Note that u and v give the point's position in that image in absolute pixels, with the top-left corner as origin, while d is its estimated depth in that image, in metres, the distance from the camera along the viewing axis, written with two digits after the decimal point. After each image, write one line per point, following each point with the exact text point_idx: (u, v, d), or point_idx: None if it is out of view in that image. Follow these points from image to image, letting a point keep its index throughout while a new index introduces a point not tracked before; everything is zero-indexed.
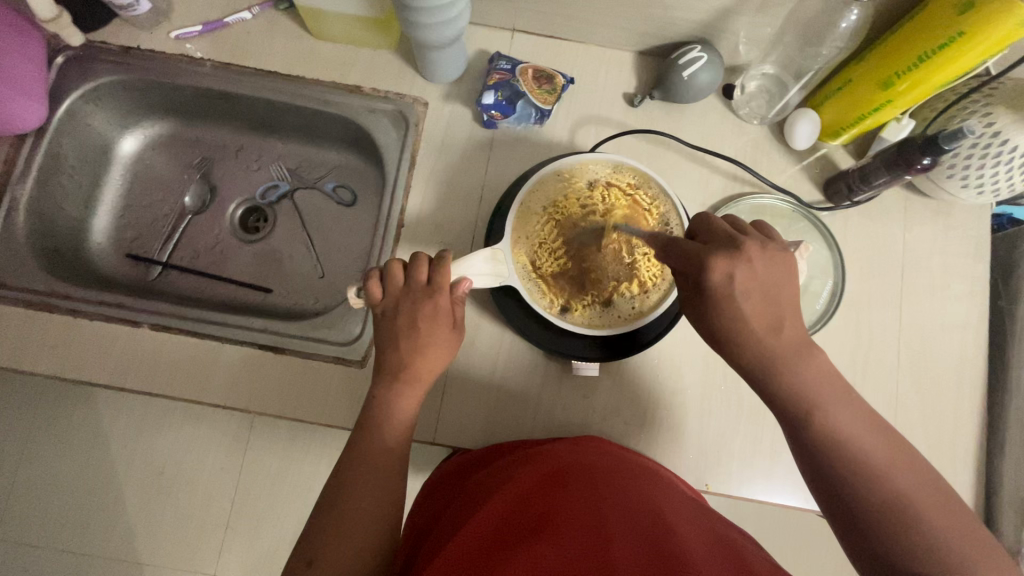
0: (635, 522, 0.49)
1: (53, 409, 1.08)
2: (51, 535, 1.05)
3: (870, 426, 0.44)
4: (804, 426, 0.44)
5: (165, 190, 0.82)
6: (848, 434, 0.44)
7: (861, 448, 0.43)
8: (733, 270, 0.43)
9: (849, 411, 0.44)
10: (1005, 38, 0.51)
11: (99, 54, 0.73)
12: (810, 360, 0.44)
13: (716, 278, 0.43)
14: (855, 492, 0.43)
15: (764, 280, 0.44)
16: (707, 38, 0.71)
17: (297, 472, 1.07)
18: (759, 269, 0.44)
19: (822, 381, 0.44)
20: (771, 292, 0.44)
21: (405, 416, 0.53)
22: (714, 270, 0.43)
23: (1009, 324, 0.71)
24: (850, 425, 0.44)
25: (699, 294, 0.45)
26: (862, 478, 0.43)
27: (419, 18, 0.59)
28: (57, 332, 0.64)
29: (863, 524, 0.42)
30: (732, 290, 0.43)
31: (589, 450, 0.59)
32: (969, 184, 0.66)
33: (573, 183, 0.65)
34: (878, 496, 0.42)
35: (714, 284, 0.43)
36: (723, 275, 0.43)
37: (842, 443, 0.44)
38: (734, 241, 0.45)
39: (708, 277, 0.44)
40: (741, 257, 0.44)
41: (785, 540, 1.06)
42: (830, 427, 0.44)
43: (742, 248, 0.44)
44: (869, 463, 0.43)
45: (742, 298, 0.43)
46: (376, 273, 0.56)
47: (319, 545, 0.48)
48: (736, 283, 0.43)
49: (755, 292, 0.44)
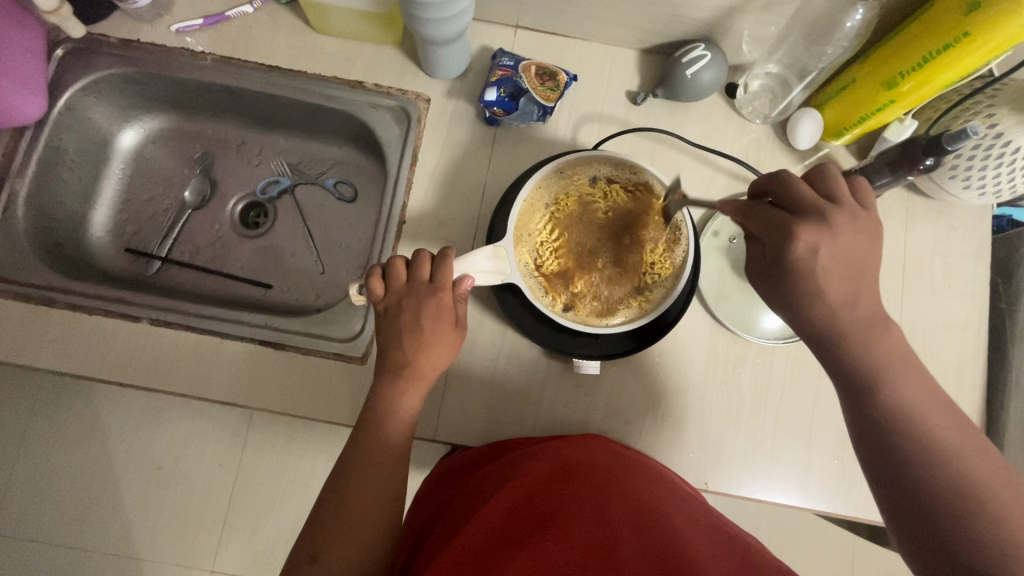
0: (637, 525, 0.49)
1: (50, 404, 1.08)
2: (48, 530, 1.04)
3: (938, 405, 0.44)
4: (868, 405, 0.45)
5: (165, 184, 0.81)
6: (913, 413, 0.44)
7: (925, 426, 0.44)
8: (819, 242, 0.44)
9: (919, 394, 0.44)
10: (1010, 39, 0.51)
11: (98, 47, 0.72)
12: (881, 335, 0.45)
13: (800, 248, 0.44)
14: (918, 473, 0.43)
15: (846, 248, 0.44)
16: (711, 37, 0.70)
17: (296, 468, 1.07)
18: (844, 239, 0.44)
19: (885, 356, 0.44)
20: (848, 262, 0.44)
21: (408, 415, 0.53)
22: (799, 240, 0.44)
23: (1009, 324, 0.72)
24: (914, 403, 0.44)
25: (778, 261, 0.46)
26: (925, 463, 0.43)
27: (422, 14, 0.59)
28: (57, 326, 0.64)
29: (926, 508, 0.42)
30: (815, 260, 0.44)
31: (593, 449, 0.58)
32: (972, 185, 0.66)
33: (575, 180, 0.65)
34: (938, 479, 0.42)
35: (796, 257, 0.44)
36: (806, 249, 0.44)
37: (908, 421, 0.44)
38: (823, 210, 0.44)
39: (791, 250, 0.44)
40: (829, 228, 0.44)
41: (784, 539, 1.07)
42: (898, 405, 0.44)
43: (831, 217, 0.44)
44: (935, 444, 0.43)
45: (823, 272, 0.44)
46: (379, 269, 0.56)
47: (322, 542, 0.48)
48: (818, 249, 0.44)
49: (836, 265, 0.44)
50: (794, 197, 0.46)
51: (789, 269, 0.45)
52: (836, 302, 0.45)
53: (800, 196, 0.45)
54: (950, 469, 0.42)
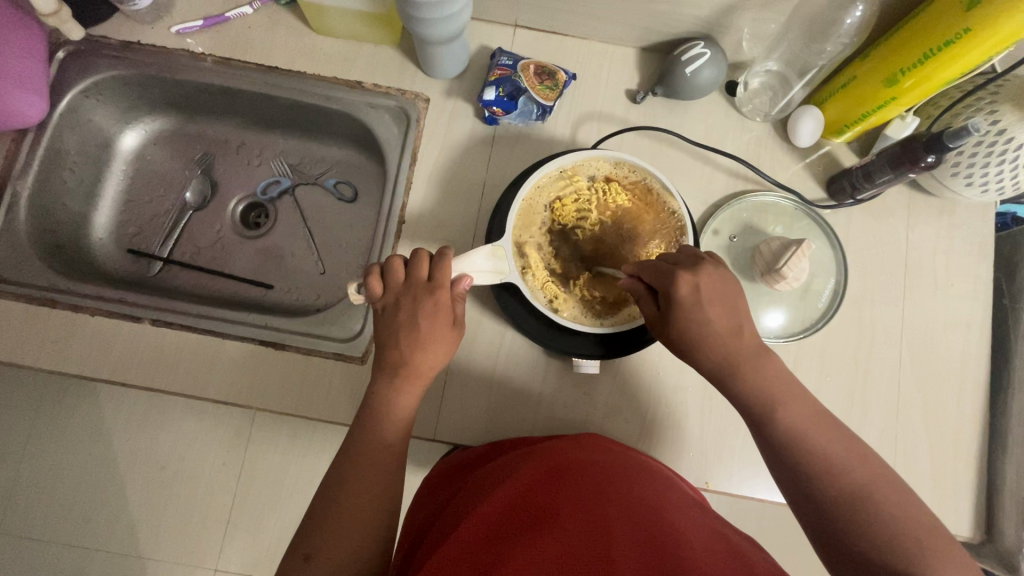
0: (633, 521, 0.49)
1: (54, 405, 1.08)
2: (54, 529, 1.05)
3: (829, 425, 0.48)
4: (769, 430, 0.48)
5: (166, 186, 0.82)
6: (801, 428, 0.47)
7: (816, 441, 0.47)
8: (697, 282, 0.49)
9: (801, 408, 0.48)
10: (1011, 35, 0.51)
11: (99, 48, 0.72)
12: (765, 362, 0.50)
13: (683, 289, 0.49)
14: (819, 485, 0.45)
15: (719, 292, 0.50)
16: (711, 35, 0.70)
17: (298, 468, 1.07)
18: (718, 283, 0.50)
19: (774, 380, 0.49)
20: (724, 304, 0.50)
21: (405, 415, 0.53)
22: (681, 281, 0.49)
23: (1012, 323, 0.71)
24: (806, 421, 0.48)
25: (668, 306, 0.50)
26: (825, 476, 0.45)
27: (419, 15, 0.59)
28: (58, 327, 0.64)
29: (830, 514, 0.45)
30: (697, 300, 0.49)
31: (589, 448, 0.58)
32: (974, 182, 0.65)
33: (573, 180, 0.65)
34: (842, 486, 0.45)
35: (680, 295, 0.49)
36: (688, 287, 0.49)
37: (799, 439, 0.47)
38: (697, 261, 0.51)
39: (676, 288, 0.49)
40: (702, 271, 0.50)
41: (787, 540, 1.06)
42: (782, 422, 0.48)
43: (704, 266, 0.50)
44: (832, 460, 0.46)
45: (705, 308, 0.49)
46: (377, 269, 0.56)
47: (317, 541, 0.48)
48: (699, 290, 0.49)
49: (713, 303, 0.49)
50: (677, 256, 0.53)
51: (677, 309, 0.49)
52: (721, 338, 0.49)
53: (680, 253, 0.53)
54: (843, 478, 0.45)
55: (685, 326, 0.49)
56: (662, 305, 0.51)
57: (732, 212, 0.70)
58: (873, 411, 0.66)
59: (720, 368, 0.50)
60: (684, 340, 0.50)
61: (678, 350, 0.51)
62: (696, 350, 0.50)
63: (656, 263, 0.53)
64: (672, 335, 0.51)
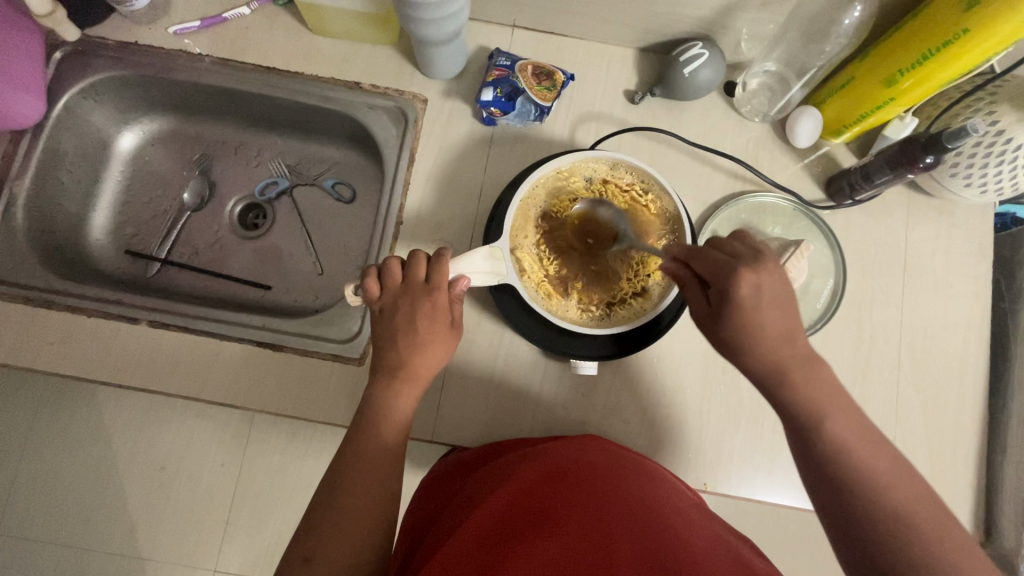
0: (634, 525, 0.48)
1: (53, 405, 1.08)
2: (53, 529, 1.05)
3: (864, 427, 0.46)
4: (811, 427, 0.46)
5: (165, 186, 0.82)
6: (840, 431, 0.45)
7: (849, 445, 0.45)
8: (760, 283, 0.44)
9: (845, 413, 0.45)
10: (1011, 35, 0.50)
11: (96, 49, 0.72)
12: (817, 368, 0.46)
13: (744, 289, 0.44)
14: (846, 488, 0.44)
15: (782, 291, 0.45)
16: (709, 35, 0.70)
17: (297, 469, 1.07)
18: (783, 283, 0.45)
19: (816, 381, 0.46)
20: (788, 306, 0.45)
21: (404, 416, 0.53)
22: (743, 281, 0.44)
23: (1012, 324, 0.71)
24: (841, 423, 0.45)
25: (722, 303, 0.46)
26: (855, 482, 0.44)
27: (417, 15, 0.59)
28: (56, 328, 0.64)
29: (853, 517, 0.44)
30: (757, 301, 0.44)
31: (590, 450, 0.58)
32: (973, 183, 0.65)
33: (570, 181, 0.65)
34: (871, 492, 0.44)
35: (739, 296, 0.44)
36: (750, 288, 0.44)
37: (834, 442, 0.45)
38: (760, 256, 0.46)
39: (737, 288, 0.44)
40: (765, 269, 0.45)
41: (787, 541, 1.06)
42: (824, 425, 0.45)
43: (767, 261, 0.46)
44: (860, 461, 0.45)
45: (765, 311, 0.45)
46: (374, 270, 0.56)
47: (315, 543, 0.47)
48: (761, 290, 0.44)
49: (773, 306, 0.44)
50: (734, 245, 0.48)
51: (734, 311, 0.45)
52: (777, 339, 0.45)
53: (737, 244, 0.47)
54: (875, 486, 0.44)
55: (739, 327, 0.45)
56: (715, 302, 0.46)
57: (731, 213, 0.70)
58: (872, 413, 0.66)
59: (769, 370, 0.46)
60: (736, 339, 0.45)
61: (724, 350, 0.47)
62: (747, 351, 0.46)
63: (710, 255, 0.48)
64: (721, 334, 0.47)
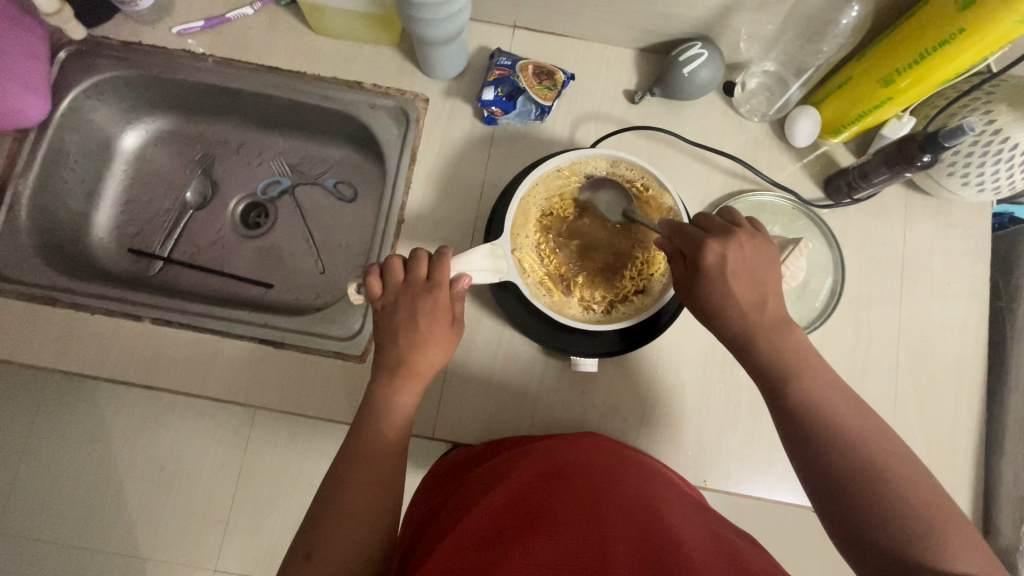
0: (632, 521, 0.49)
1: (54, 405, 1.09)
2: (53, 529, 1.05)
3: (849, 400, 0.48)
4: (786, 403, 0.48)
5: (167, 185, 0.82)
6: (819, 401, 0.47)
7: (839, 418, 0.46)
8: (726, 252, 0.50)
9: (822, 381, 0.48)
10: (1007, 34, 0.51)
11: (100, 49, 0.72)
12: (787, 334, 0.49)
13: (711, 256, 0.50)
14: (835, 462, 0.45)
15: (748, 261, 0.50)
16: (708, 35, 0.70)
17: (298, 468, 1.07)
18: (748, 254, 0.50)
19: (799, 356, 0.49)
20: (755, 275, 0.50)
21: (405, 413, 0.54)
22: (709, 248, 0.50)
23: (1009, 322, 0.71)
24: (828, 395, 0.47)
25: (693, 272, 0.51)
26: (842, 451, 0.45)
27: (419, 15, 0.59)
28: (59, 325, 0.65)
29: (843, 492, 0.44)
30: (725, 268, 0.49)
31: (588, 448, 0.58)
32: (970, 182, 0.66)
33: (570, 179, 0.65)
34: (856, 460, 0.45)
35: (707, 263, 0.50)
36: (715, 256, 0.50)
37: (815, 412, 0.47)
38: (730, 229, 0.51)
39: (703, 255, 0.50)
40: (733, 240, 0.50)
41: (786, 540, 1.06)
42: (800, 396, 0.47)
43: (736, 233, 0.51)
44: (846, 431, 0.46)
45: (732, 278, 0.49)
46: (376, 268, 0.57)
47: (317, 538, 0.48)
48: (728, 258, 0.50)
49: (740, 273, 0.49)
50: (710, 222, 0.53)
51: (703, 277, 0.50)
52: (746, 306, 0.49)
53: (713, 220, 0.53)
54: (857, 452, 0.45)
55: (708, 294, 0.50)
56: (687, 270, 0.51)
57: None
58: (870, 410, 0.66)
59: (739, 338, 0.50)
60: (707, 306, 0.50)
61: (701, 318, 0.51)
62: (719, 316, 0.50)
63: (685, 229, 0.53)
64: (695, 302, 0.51)
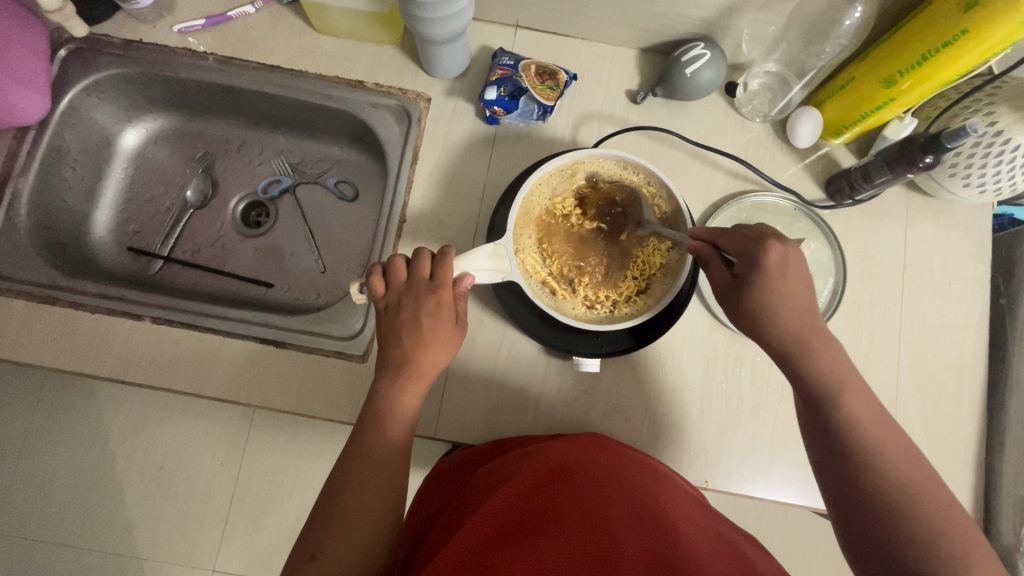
0: (637, 523, 0.49)
1: (53, 404, 1.08)
2: (50, 529, 1.05)
3: (874, 413, 0.48)
4: (818, 408, 0.49)
5: (167, 184, 0.82)
6: (849, 410, 0.47)
7: (862, 428, 0.47)
8: (788, 254, 0.49)
9: (853, 392, 0.48)
10: (1010, 35, 0.51)
11: (100, 47, 0.72)
12: (829, 342, 0.49)
13: (772, 256, 0.48)
14: (853, 470, 0.46)
15: (806, 264, 0.49)
16: (711, 36, 0.70)
17: (297, 467, 1.07)
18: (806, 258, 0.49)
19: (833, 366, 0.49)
20: (809, 279, 0.49)
21: (408, 413, 0.53)
22: (772, 248, 0.49)
23: (1010, 324, 0.71)
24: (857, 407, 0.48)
25: (750, 272, 0.49)
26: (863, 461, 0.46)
27: (422, 14, 0.59)
28: (58, 324, 0.64)
29: (858, 498, 0.45)
30: (784, 269, 0.48)
31: (592, 448, 0.58)
32: (972, 183, 0.66)
33: (575, 179, 0.65)
34: (873, 469, 0.46)
35: (767, 262, 0.48)
36: (777, 255, 0.48)
37: (843, 420, 0.47)
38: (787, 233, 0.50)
39: (765, 254, 0.49)
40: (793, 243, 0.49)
41: (786, 539, 1.06)
42: (830, 403, 0.48)
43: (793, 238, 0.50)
44: (869, 442, 0.46)
45: (790, 279, 0.48)
46: (380, 268, 0.56)
47: (322, 538, 0.48)
48: (788, 259, 0.49)
49: (798, 276, 0.48)
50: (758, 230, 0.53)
51: (762, 276, 0.48)
52: (799, 309, 0.49)
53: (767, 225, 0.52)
54: (875, 463, 0.46)
55: (763, 295, 0.49)
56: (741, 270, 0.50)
57: (732, 212, 0.71)
58: None
59: (781, 343, 0.50)
60: (757, 305, 0.49)
61: (747, 322, 0.50)
62: (768, 318, 0.49)
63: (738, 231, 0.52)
64: (743, 302, 0.50)
